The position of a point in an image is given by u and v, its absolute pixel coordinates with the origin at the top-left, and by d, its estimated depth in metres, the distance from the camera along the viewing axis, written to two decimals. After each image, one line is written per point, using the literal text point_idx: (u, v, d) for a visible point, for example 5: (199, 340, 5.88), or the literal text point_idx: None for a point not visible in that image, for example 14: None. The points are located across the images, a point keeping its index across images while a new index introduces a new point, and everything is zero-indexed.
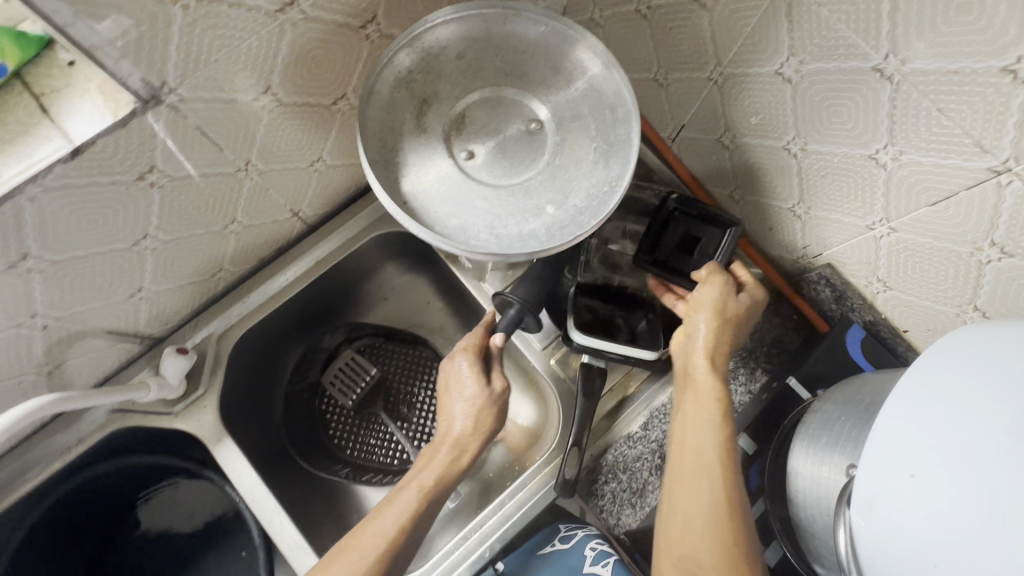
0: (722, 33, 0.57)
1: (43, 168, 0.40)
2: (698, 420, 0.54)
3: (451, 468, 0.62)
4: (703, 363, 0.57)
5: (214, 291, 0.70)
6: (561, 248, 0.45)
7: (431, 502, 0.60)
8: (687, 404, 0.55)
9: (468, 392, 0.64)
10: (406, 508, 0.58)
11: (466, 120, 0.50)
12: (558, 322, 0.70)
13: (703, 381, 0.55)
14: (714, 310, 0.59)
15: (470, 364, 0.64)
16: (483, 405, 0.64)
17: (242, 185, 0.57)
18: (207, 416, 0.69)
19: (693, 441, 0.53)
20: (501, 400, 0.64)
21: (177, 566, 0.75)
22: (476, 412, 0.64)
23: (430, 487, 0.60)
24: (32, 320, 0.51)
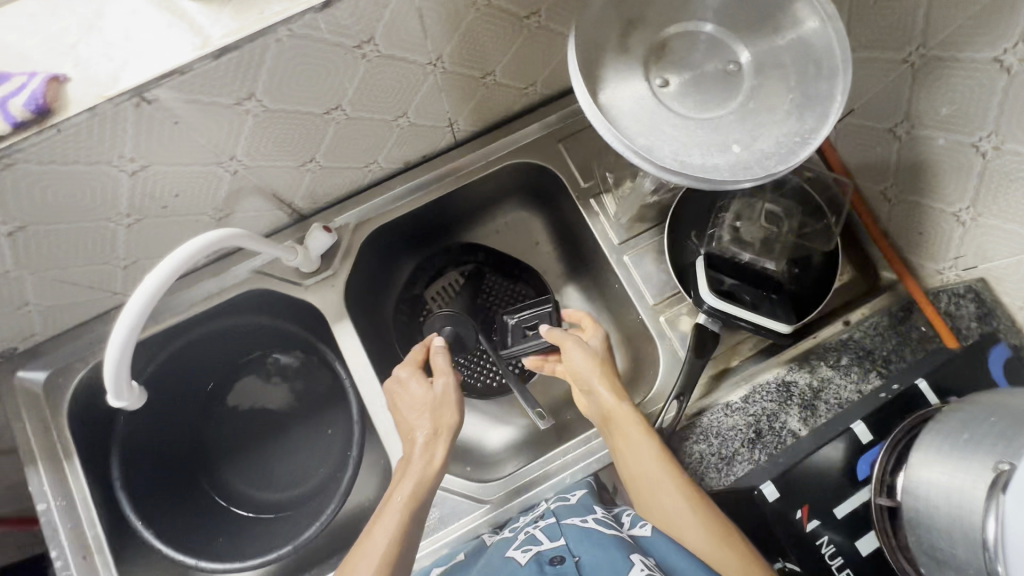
0: (939, 11, 0.54)
1: (297, 13, 0.44)
2: (634, 451, 0.60)
3: (424, 469, 0.58)
4: (615, 408, 0.63)
5: (359, 184, 0.74)
6: (747, 183, 0.45)
7: (420, 503, 0.57)
8: (624, 445, 0.61)
9: (416, 393, 0.64)
10: (397, 514, 0.55)
11: (666, 50, 0.51)
12: (683, 280, 0.71)
13: (621, 415, 0.62)
14: (590, 360, 0.66)
15: (408, 371, 0.65)
16: (442, 400, 0.62)
17: (425, 81, 0.60)
18: (332, 296, 0.74)
19: (641, 470, 0.59)
20: (455, 392, 0.63)
21: (267, 428, 0.81)
22: (434, 411, 0.62)
23: (414, 492, 0.57)
24: (230, 163, 0.57)
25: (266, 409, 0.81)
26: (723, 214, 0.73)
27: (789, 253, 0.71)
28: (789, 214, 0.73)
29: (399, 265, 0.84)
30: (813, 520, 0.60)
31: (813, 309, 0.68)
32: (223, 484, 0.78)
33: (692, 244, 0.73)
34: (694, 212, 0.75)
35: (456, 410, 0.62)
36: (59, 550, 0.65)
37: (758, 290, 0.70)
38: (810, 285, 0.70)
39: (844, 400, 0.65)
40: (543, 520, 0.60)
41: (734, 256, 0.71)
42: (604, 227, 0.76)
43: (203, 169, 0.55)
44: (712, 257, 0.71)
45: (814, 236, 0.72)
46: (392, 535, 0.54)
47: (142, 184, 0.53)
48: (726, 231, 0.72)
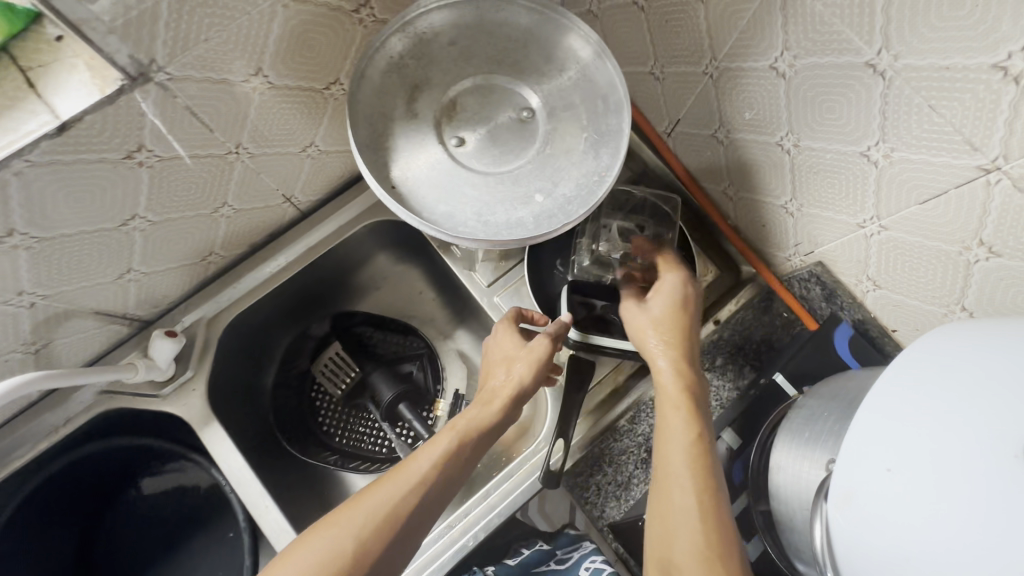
0: (717, 28, 0.57)
1: (30, 142, 0.40)
2: (667, 431, 0.53)
3: (486, 414, 0.59)
4: (662, 386, 0.56)
5: (204, 276, 0.70)
6: (548, 235, 0.45)
7: (464, 446, 0.56)
8: (658, 427, 0.55)
9: (506, 346, 0.64)
10: (447, 446, 0.55)
11: (457, 108, 0.50)
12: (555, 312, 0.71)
13: (667, 393, 0.55)
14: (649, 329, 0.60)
15: (507, 322, 0.66)
16: (524, 353, 0.62)
17: (233, 169, 0.57)
18: (196, 400, 0.69)
19: (666, 454, 0.52)
20: (544, 357, 0.61)
21: (160, 551, 0.75)
22: (516, 365, 0.61)
23: (462, 429, 0.57)
24: (21, 297, 0.51)
25: (159, 528, 0.75)
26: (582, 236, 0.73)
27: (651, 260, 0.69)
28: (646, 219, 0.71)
29: (273, 346, 0.79)
30: None
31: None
32: None
33: (556, 273, 0.73)
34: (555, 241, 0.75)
35: (535, 373, 0.61)
36: None
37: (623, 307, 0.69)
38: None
39: (725, 401, 0.67)
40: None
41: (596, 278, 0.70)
42: (471, 272, 0.75)
43: None
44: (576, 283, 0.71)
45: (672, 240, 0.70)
46: (436, 464, 0.54)
47: None
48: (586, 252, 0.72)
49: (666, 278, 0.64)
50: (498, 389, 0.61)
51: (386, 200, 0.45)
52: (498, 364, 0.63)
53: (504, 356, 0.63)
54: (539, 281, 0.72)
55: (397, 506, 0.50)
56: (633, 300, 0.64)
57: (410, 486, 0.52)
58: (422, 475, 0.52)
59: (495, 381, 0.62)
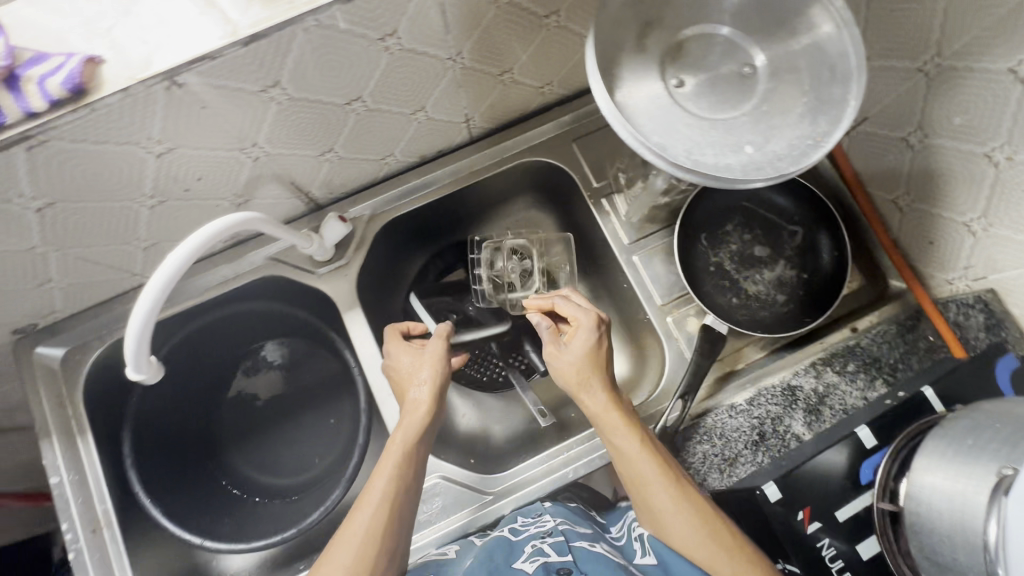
0: (955, 22, 0.55)
1: (325, 4, 0.45)
2: (622, 454, 0.58)
3: (415, 422, 0.61)
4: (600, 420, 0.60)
5: (376, 176, 0.76)
6: (756, 183, 0.46)
7: (412, 453, 0.59)
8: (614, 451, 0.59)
9: (404, 358, 0.66)
10: (393, 461, 0.58)
11: (682, 52, 0.52)
12: (693, 283, 0.74)
13: (602, 418, 0.60)
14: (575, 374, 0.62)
15: (398, 339, 0.68)
16: (429, 358, 0.65)
17: (445, 75, 0.62)
18: (345, 285, 0.75)
19: (631, 470, 0.57)
20: (445, 354, 0.66)
21: (276, 415, 0.83)
22: (422, 373, 0.64)
23: (407, 443, 0.60)
24: (252, 149, 0.58)
25: (274, 395, 0.83)
26: (730, 222, 0.76)
27: (793, 269, 0.75)
28: (797, 229, 0.75)
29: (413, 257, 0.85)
30: (814, 522, 0.60)
31: (813, 321, 0.71)
32: (233, 469, 0.80)
33: (701, 247, 0.75)
34: (709, 209, 0.76)
35: (444, 368, 0.65)
36: (70, 524, 0.66)
37: (758, 302, 0.74)
38: (808, 299, 0.73)
39: (850, 406, 0.65)
40: (553, 535, 0.58)
41: (736, 270, 0.75)
42: (615, 227, 0.77)
43: (226, 155, 0.57)
44: (717, 265, 0.75)
45: (819, 251, 0.74)
46: (391, 480, 0.56)
47: (166, 166, 0.54)
48: (732, 242, 0.76)
49: (580, 328, 0.64)
50: (416, 398, 0.63)
51: (611, 119, 0.48)
52: (408, 376, 0.65)
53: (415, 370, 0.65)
54: (687, 251, 0.74)
55: (376, 524, 0.53)
56: (551, 346, 0.64)
57: (378, 506, 0.55)
58: (382, 496, 0.55)
59: (411, 395, 0.63)
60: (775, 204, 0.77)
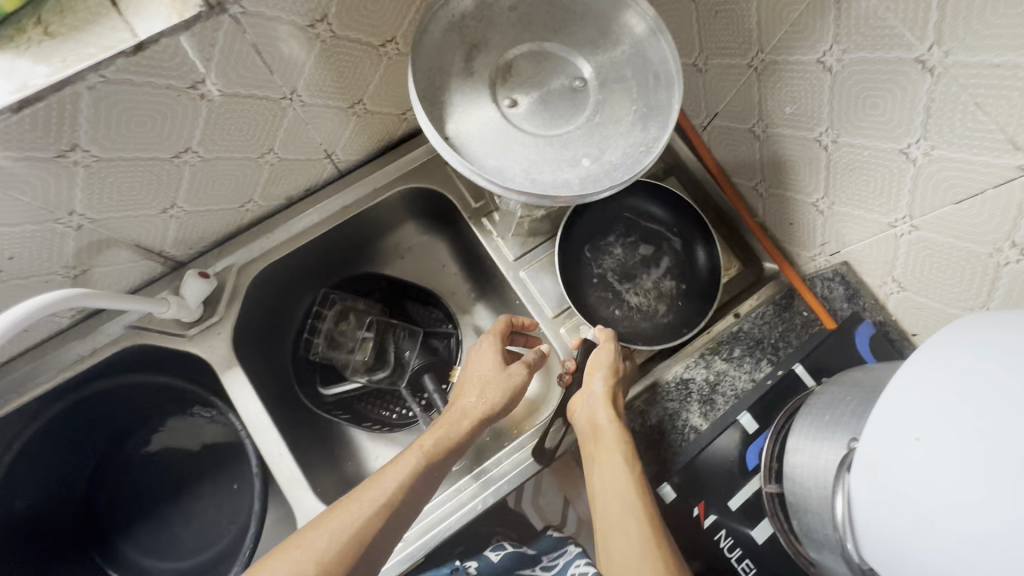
0: (768, 20, 0.58)
1: (107, 59, 0.42)
2: (611, 476, 0.59)
3: (453, 434, 0.62)
4: (605, 422, 0.62)
5: (240, 223, 0.71)
6: (592, 196, 0.47)
7: (434, 464, 0.59)
8: (603, 461, 0.61)
9: (483, 366, 0.67)
10: (413, 462, 0.58)
11: (512, 71, 0.52)
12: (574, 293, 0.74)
13: (607, 436, 0.61)
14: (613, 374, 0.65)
15: (490, 343, 0.69)
16: (506, 377, 0.66)
17: (285, 115, 0.59)
18: (220, 343, 0.70)
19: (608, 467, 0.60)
20: (521, 382, 0.66)
21: (168, 491, 0.77)
22: (490, 389, 0.65)
23: (434, 448, 0.60)
24: (70, 218, 0.52)
25: (165, 472, 0.77)
26: (614, 235, 0.78)
27: (676, 280, 0.76)
28: (677, 241, 0.78)
29: (300, 301, 0.81)
30: (711, 515, 0.62)
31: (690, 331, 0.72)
32: (126, 559, 0.74)
33: (586, 257, 0.77)
34: (595, 219, 0.78)
35: (510, 398, 0.65)
36: None
37: (640, 312, 0.75)
38: (686, 311, 0.75)
39: (740, 391, 0.68)
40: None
41: (620, 279, 0.76)
42: (500, 245, 0.77)
43: (36, 227, 0.51)
44: (601, 275, 0.76)
45: (697, 263, 0.77)
46: (404, 479, 0.57)
47: None
48: (617, 253, 0.78)
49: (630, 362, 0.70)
50: (467, 406, 0.65)
51: (442, 152, 0.47)
52: (477, 378, 0.66)
53: (482, 377, 0.66)
54: (571, 260, 0.76)
55: (369, 521, 0.53)
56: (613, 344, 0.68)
57: (376, 505, 0.55)
58: (390, 490, 0.56)
59: (466, 401, 0.65)
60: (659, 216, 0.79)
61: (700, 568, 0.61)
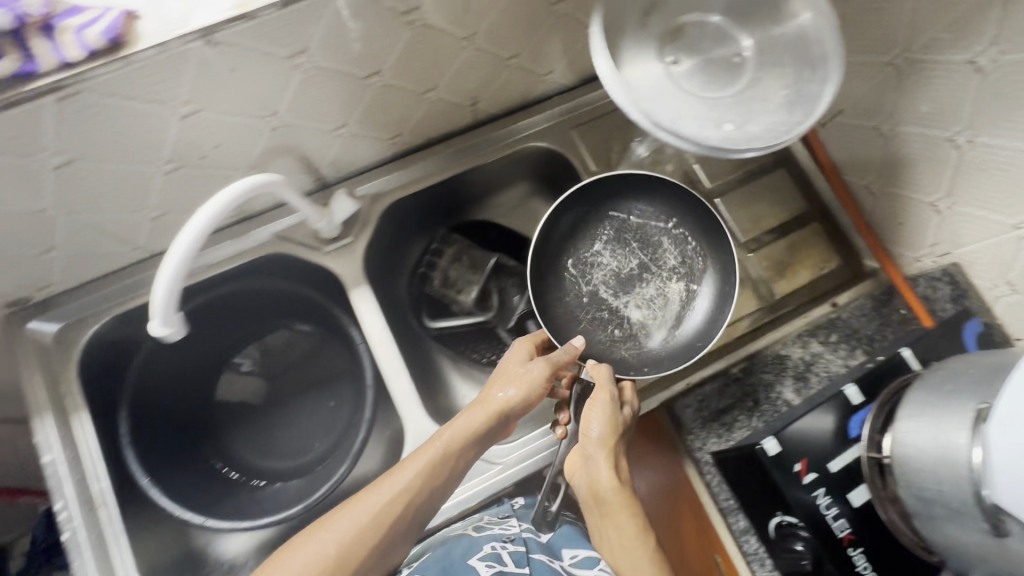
0: (921, 19, 0.62)
1: None
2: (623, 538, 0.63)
3: (469, 430, 0.62)
4: (607, 487, 0.63)
5: (383, 156, 0.77)
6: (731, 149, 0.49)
7: (448, 463, 0.61)
8: (611, 526, 0.64)
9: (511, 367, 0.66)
10: (427, 461, 0.59)
11: (681, 36, 0.57)
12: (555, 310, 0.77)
13: (611, 501, 0.63)
14: (607, 429, 0.65)
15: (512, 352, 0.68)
16: (529, 378, 0.64)
17: (459, 55, 0.65)
18: (351, 262, 0.76)
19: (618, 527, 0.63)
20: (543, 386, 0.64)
21: (270, 399, 0.81)
22: (511, 387, 0.64)
23: (451, 448, 0.61)
24: (272, 118, 0.59)
25: (267, 382, 0.82)
26: (598, 244, 0.80)
27: (672, 284, 0.77)
28: (669, 240, 0.79)
29: (410, 243, 0.85)
30: (811, 472, 0.63)
31: (702, 345, 0.72)
32: (229, 454, 0.79)
33: (568, 276, 0.79)
34: (574, 234, 0.80)
35: (532, 399, 0.64)
36: (65, 502, 0.64)
37: (641, 328, 0.77)
38: (692, 317, 0.76)
39: (833, 373, 0.72)
40: (513, 546, 0.71)
41: (610, 293, 0.78)
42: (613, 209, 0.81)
43: (247, 122, 0.57)
44: (590, 293, 0.78)
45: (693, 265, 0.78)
46: (418, 475, 0.59)
47: (187, 129, 0.54)
48: (604, 265, 0.80)
49: (631, 399, 0.68)
50: (496, 400, 0.64)
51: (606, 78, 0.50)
52: (502, 377, 0.65)
53: (509, 378, 0.65)
54: (552, 285, 0.79)
55: (383, 514, 0.57)
56: (609, 395, 0.66)
57: (392, 498, 0.57)
58: (403, 486, 0.58)
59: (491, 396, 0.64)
60: (646, 215, 0.80)
61: (799, 523, 0.62)
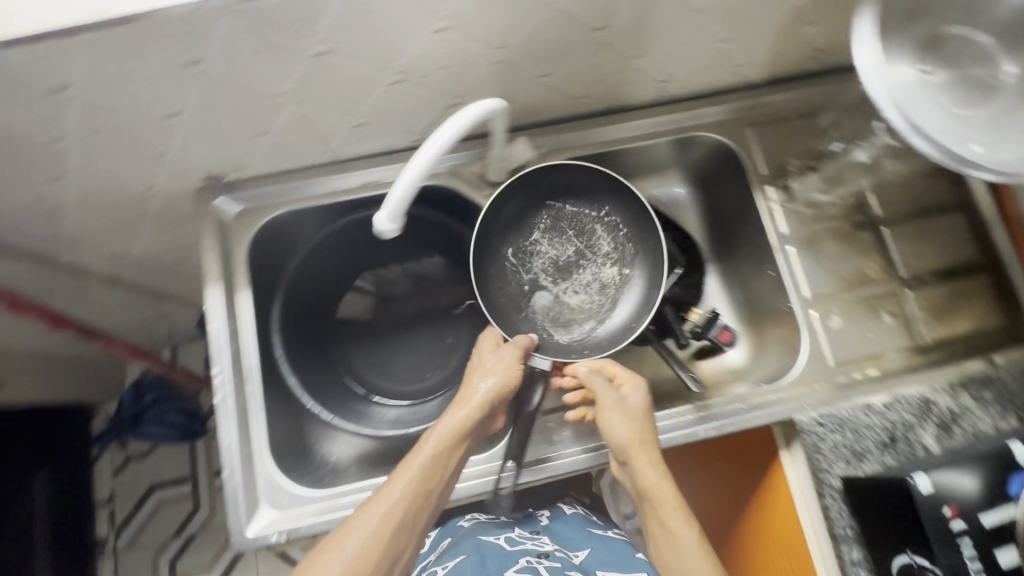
0: None
1: None
2: (675, 535, 0.63)
3: (455, 429, 0.64)
4: (651, 481, 0.64)
5: (561, 114, 0.78)
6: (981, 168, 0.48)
7: (440, 462, 0.63)
8: (661, 520, 0.64)
9: (487, 364, 0.69)
10: (421, 466, 0.61)
11: (939, 45, 0.55)
12: (505, 313, 0.77)
13: (658, 491, 0.64)
14: (630, 428, 0.66)
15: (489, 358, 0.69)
16: (501, 373, 0.68)
17: (682, 26, 0.64)
18: (510, 210, 0.78)
19: (664, 517, 0.64)
20: (515, 378, 0.68)
21: (394, 322, 0.86)
22: (489, 376, 0.67)
23: (438, 450, 0.63)
24: (499, 51, 0.61)
25: (392, 306, 0.87)
26: (535, 232, 0.79)
27: (608, 269, 0.79)
28: (604, 227, 0.79)
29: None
30: (960, 521, 0.58)
31: (637, 323, 0.75)
32: (348, 364, 0.84)
33: (508, 266, 0.79)
34: (507, 223, 0.79)
35: (508, 391, 0.68)
36: (220, 365, 0.69)
37: (581, 313, 0.79)
38: (627, 303, 0.78)
39: (981, 431, 0.69)
40: (549, 562, 0.75)
41: (551, 283, 0.80)
42: (777, 214, 0.79)
43: (478, 49, 0.59)
44: (531, 282, 0.79)
45: (618, 249, 0.79)
46: (415, 477, 0.60)
47: (431, 44, 0.57)
48: (543, 254, 0.80)
49: (639, 386, 0.70)
50: (477, 391, 0.67)
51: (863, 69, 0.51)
52: (474, 378, 0.68)
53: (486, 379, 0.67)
54: (494, 274, 0.78)
55: (386, 519, 0.58)
56: (612, 397, 0.67)
57: (391, 504, 0.58)
58: (400, 490, 0.59)
59: (467, 403, 0.66)
60: (582, 204, 0.80)
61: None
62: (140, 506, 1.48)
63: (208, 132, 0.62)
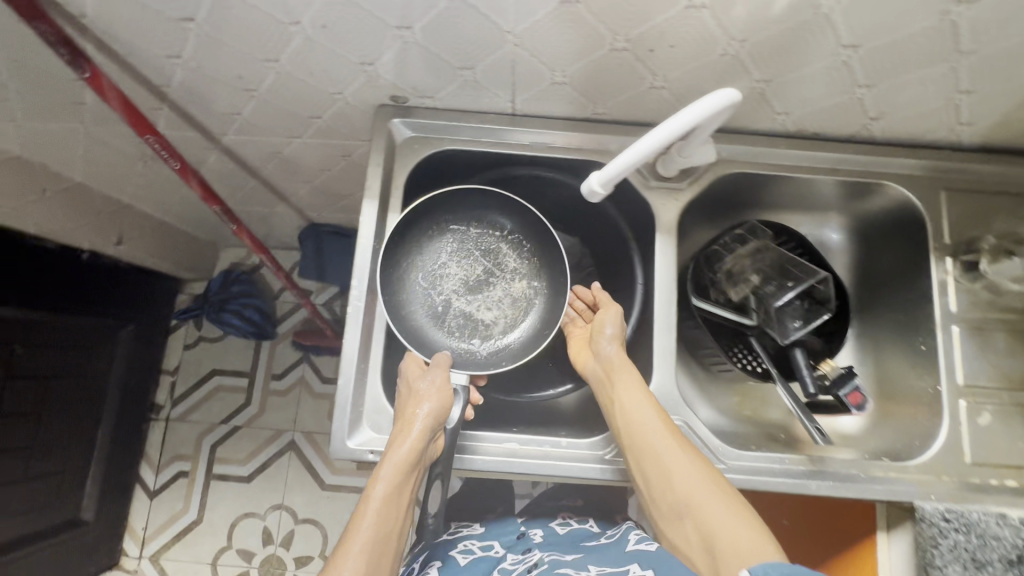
0: None
1: None
2: (638, 408, 0.65)
3: (401, 460, 0.63)
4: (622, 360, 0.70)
5: (749, 125, 0.75)
6: None
7: (394, 501, 0.63)
8: (630, 402, 0.66)
9: (420, 390, 0.67)
10: (375, 512, 0.62)
11: None
12: (410, 335, 0.73)
13: (629, 374, 0.68)
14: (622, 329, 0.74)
15: (425, 381, 0.67)
16: (433, 399, 0.66)
17: (930, 66, 0.60)
18: (670, 207, 0.75)
19: (632, 408, 0.65)
20: (446, 402, 0.67)
21: None
22: (424, 403, 0.66)
23: (388, 494, 0.62)
24: (736, 43, 0.58)
25: None
26: (442, 255, 0.77)
27: (518, 284, 0.79)
28: (511, 246, 0.79)
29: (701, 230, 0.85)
30: None
31: (550, 332, 0.75)
32: None
33: (419, 288, 0.76)
34: (414, 247, 0.76)
35: (444, 412, 0.67)
36: (359, 282, 0.70)
37: (495, 327, 0.77)
38: (536, 314, 0.78)
39: None
40: None
41: (462, 300, 0.77)
42: (950, 289, 0.73)
43: (719, 36, 0.57)
44: (443, 305, 0.76)
45: (528, 264, 0.79)
46: (374, 525, 0.61)
47: (679, 18, 0.55)
48: (450, 275, 0.77)
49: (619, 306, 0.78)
50: (413, 419, 0.65)
51: None
52: (405, 406, 0.66)
53: (422, 404, 0.66)
54: (404, 299, 0.75)
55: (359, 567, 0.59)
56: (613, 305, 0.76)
57: (360, 554, 0.60)
58: (360, 544, 0.60)
59: (400, 435, 0.64)
60: (484, 225, 0.79)
61: None
62: (198, 386, 1.54)
63: (424, 52, 0.62)
